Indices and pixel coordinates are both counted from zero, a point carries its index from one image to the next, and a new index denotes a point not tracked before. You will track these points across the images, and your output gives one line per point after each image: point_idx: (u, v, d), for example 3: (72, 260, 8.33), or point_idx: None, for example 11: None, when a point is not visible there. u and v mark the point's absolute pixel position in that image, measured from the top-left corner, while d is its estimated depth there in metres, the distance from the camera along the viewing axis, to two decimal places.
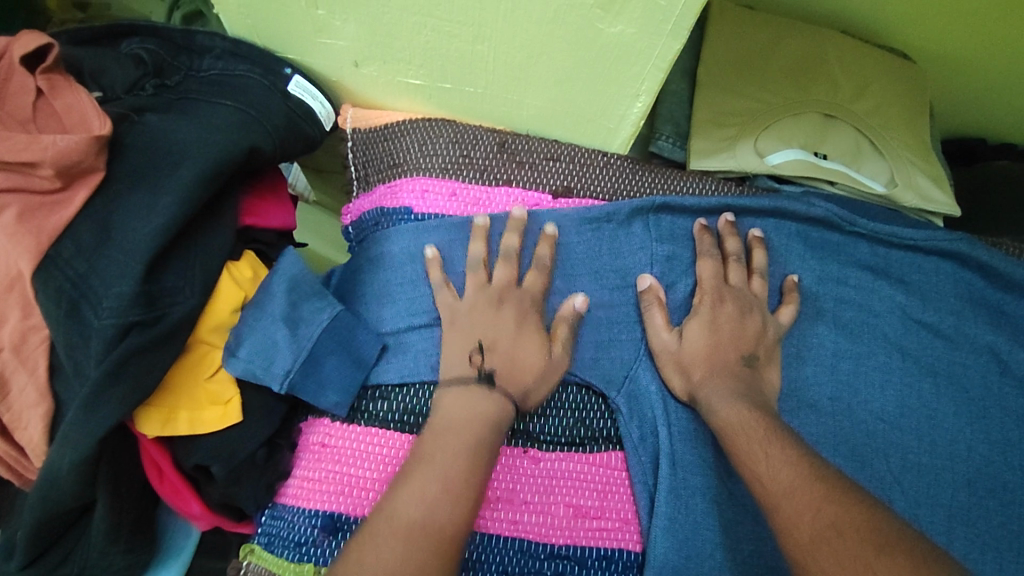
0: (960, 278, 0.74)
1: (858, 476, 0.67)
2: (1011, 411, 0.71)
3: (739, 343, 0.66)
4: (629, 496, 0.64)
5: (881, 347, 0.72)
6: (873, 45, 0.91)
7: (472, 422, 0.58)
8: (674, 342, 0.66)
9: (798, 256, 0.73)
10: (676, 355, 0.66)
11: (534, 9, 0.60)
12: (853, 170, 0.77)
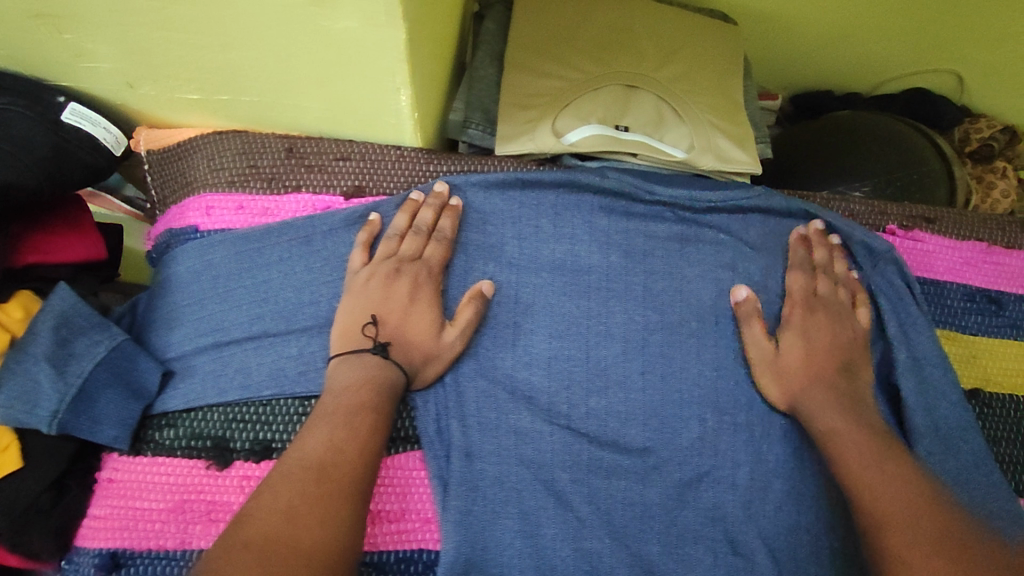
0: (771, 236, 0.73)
1: (669, 446, 0.65)
2: None
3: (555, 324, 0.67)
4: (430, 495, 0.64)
5: (691, 314, 0.70)
6: (691, 9, 0.90)
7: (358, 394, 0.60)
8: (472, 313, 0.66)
9: (602, 233, 0.72)
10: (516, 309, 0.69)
11: (248, 11, 0.55)
12: (655, 139, 0.76)
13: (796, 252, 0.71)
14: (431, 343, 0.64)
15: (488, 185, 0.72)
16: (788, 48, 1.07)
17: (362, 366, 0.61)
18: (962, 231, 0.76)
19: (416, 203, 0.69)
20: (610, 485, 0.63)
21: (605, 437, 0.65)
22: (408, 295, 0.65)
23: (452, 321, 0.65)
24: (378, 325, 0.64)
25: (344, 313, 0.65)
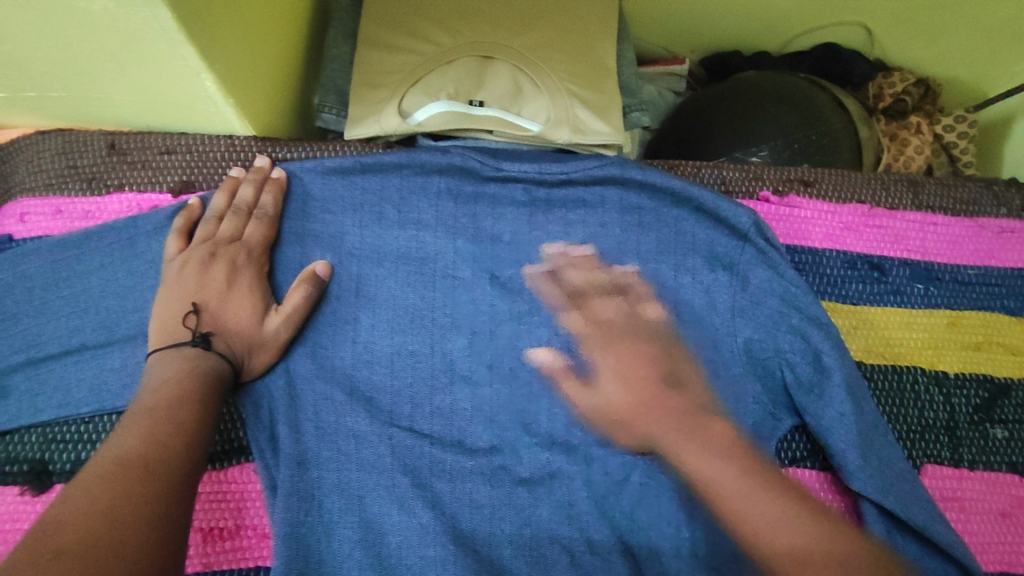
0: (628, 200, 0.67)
1: (521, 441, 0.62)
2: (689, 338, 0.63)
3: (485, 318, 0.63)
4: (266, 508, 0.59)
5: (545, 299, 0.66)
6: None
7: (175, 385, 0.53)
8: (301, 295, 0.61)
9: (450, 217, 0.67)
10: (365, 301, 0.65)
11: None
12: (511, 113, 0.70)
13: (649, 222, 0.67)
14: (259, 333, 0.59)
15: (324, 172, 0.67)
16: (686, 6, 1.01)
17: (181, 359, 0.55)
18: (840, 193, 0.71)
19: (236, 180, 0.65)
20: (454, 486, 0.60)
21: (447, 437, 0.61)
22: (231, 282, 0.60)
23: (278, 307, 0.60)
24: (200, 315, 0.58)
25: (160, 308, 0.59)
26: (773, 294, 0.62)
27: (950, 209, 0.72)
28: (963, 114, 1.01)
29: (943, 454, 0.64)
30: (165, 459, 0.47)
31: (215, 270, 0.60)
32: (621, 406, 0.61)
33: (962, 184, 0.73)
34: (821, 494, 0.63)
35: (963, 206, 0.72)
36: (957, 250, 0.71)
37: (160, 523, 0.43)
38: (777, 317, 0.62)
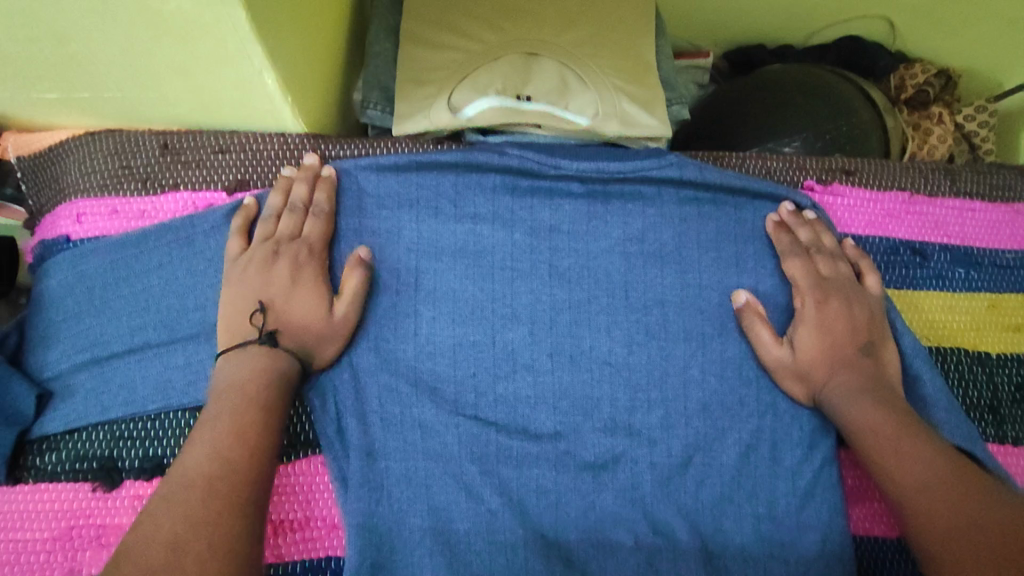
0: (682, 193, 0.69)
1: (583, 427, 0.63)
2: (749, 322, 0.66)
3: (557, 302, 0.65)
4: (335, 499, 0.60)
5: (601, 289, 0.67)
6: None
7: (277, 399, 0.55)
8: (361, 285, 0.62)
9: (506, 211, 0.68)
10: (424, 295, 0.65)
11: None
12: (559, 107, 0.71)
13: (699, 216, 0.69)
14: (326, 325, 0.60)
15: (381, 168, 0.68)
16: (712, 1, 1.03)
17: (246, 360, 0.57)
18: (882, 181, 0.73)
19: (288, 180, 0.66)
20: (521, 473, 0.61)
21: (513, 424, 0.62)
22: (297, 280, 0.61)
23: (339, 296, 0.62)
24: (267, 313, 0.59)
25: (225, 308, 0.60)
26: (831, 284, 0.66)
27: (986, 195, 0.74)
28: (983, 104, 1.03)
29: (990, 432, 0.66)
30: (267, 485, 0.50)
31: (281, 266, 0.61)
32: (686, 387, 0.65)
33: (995, 171, 0.75)
34: None
35: (998, 193, 0.74)
36: (995, 235, 0.73)
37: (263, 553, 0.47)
38: (834, 299, 0.65)
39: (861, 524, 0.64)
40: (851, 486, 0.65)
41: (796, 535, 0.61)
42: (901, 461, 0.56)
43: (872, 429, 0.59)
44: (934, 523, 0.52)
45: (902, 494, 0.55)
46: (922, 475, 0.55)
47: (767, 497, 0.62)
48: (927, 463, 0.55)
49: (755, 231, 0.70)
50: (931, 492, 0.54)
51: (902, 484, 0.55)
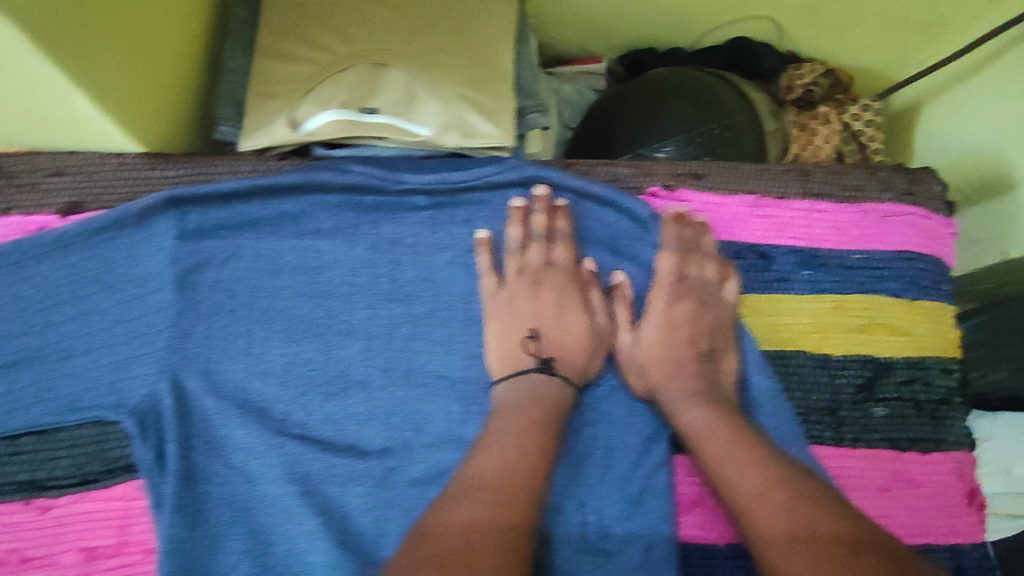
0: (534, 203, 0.68)
1: (414, 441, 0.63)
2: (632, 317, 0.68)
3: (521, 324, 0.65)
4: (148, 524, 0.60)
5: (441, 302, 0.67)
6: None
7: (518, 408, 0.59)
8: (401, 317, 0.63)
9: (349, 226, 0.67)
10: (257, 313, 0.65)
11: None
12: (403, 119, 0.71)
13: (557, 224, 0.67)
14: (582, 340, 0.66)
15: (220, 191, 0.65)
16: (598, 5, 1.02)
17: (531, 384, 0.63)
18: (732, 184, 0.73)
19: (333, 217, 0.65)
20: (345, 490, 0.61)
21: (340, 442, 0.63)
22: (498, 329, 0.65)
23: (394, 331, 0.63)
24: (538, 340, 0.65)
25: (495, 340, 0.65)
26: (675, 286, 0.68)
27: (838, 196, 0.74)
28: (868, 102, 1.04)
29: (826, 433, 0.68)
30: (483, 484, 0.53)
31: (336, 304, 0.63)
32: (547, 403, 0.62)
33: (849, 171, 0.76)
34: None
35: (850, 193, 0.75)
36: (843, 236, 0.73)
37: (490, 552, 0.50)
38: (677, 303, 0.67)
39: (688, 531, 0.65)
40: (682, 493, 0.66)
41: (621, 542, 0.63)
42: (746, 476, 0.55)
43: (700, 433, 0.60)
44: (779, 536, 0.50)
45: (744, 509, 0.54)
46: (760, 483, 0.54)
47: (595, 505, 0.64)
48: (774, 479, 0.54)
49: (603, 237, 0.71)
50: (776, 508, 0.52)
51: (747, 502, 0.54)
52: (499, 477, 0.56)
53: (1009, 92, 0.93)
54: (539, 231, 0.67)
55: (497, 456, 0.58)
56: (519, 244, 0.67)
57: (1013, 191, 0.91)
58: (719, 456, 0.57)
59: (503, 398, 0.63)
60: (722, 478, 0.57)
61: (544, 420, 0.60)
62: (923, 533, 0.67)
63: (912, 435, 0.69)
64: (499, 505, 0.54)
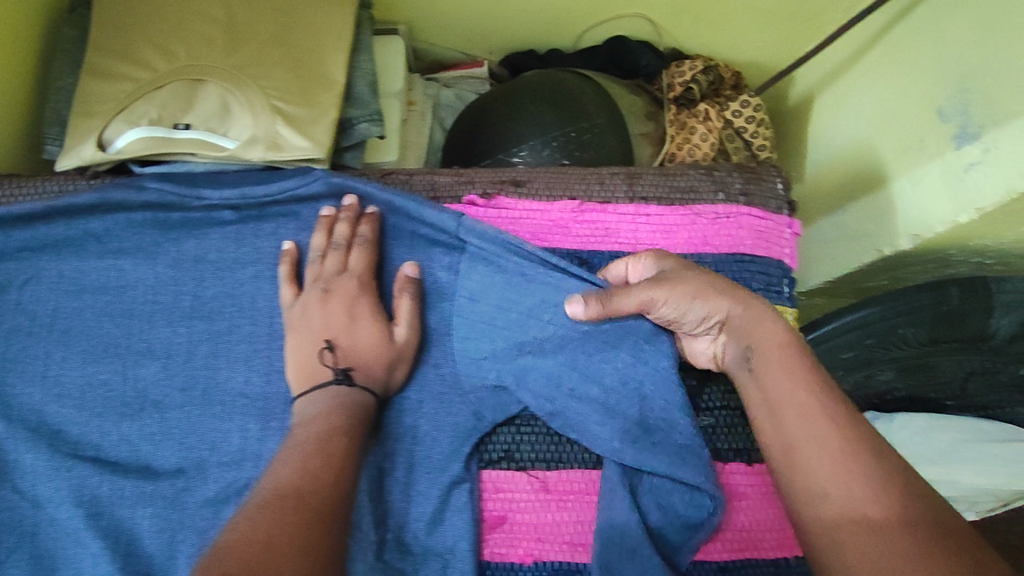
0: (340, 212, 0.66)
1: (208, 460, 0.63)
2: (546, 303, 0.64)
3: (327, 331, 0.62)
4: None
5: (244, 317, 0.67)
6: None
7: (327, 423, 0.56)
8: (327, 318, 0.62)
9: (151, 245, 0.67)
10: (58, 335, 0.65)
11: None
12: (214, 134, 0.71)
13: (366, 235, 0.65)
14: (383, 351, 0.62)
15: (16, 215, 0.64)
16: (468, 8, 1.01)
17: (328, 397, 0.59)
18: (553, 190, 0.71)
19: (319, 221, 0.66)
20: (134, 512, 0.61)
21: (134, 463, 0.62)
22: (297, 339, 0.63)
23: (394, 319, 0.64)
24: (334, 352, 0.61)
25: (294, 350, 0.63)
26: (488, 290, 0.65)
27: (667, 198, 0.71)
28: (750, 98, 0.99)
29: None
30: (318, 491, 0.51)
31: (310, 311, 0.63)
32: (344, 425, 0.57)
33: (683, 172, 0.72)
34: (514, 494, 0.64)
35: (681, 195, 0.71)
36: (670, 238, 0.71)
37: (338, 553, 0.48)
38: (490, 316, 0.65)
39: (494, 549, 0.63)
40: (489, 510, 0.64)
41: (420, 560, 0.62)
42: (834, 478, 0.50)
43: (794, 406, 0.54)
44: (872, 504, 0.48)
45: (815, 504, 0.51)
46: (840, 475, 0.50)
47: (396, 524, 0.63)
48: (857, 480, 0.49)
49: (414, 245, 0.67)
50: (853, 509, 0.49)
51: (829, 499, 0.50)
52: (303, 487, 0.51)
53: (879, 82, 0.89)
54: (338, 242, 0.64)
55: (302, 464, 0.53)
56: (320, 253, 0.65)
57: (886, 185, 0.86)
58: (790, 448, 0.53)
59: (301, 413, 0.60)
60: (802, 487, 0.52)
61: (345, 429, 0.57)
62: (746, 548, 0.65)
63: (740, 446, 0.66)
64: (298, 513, 0.49)
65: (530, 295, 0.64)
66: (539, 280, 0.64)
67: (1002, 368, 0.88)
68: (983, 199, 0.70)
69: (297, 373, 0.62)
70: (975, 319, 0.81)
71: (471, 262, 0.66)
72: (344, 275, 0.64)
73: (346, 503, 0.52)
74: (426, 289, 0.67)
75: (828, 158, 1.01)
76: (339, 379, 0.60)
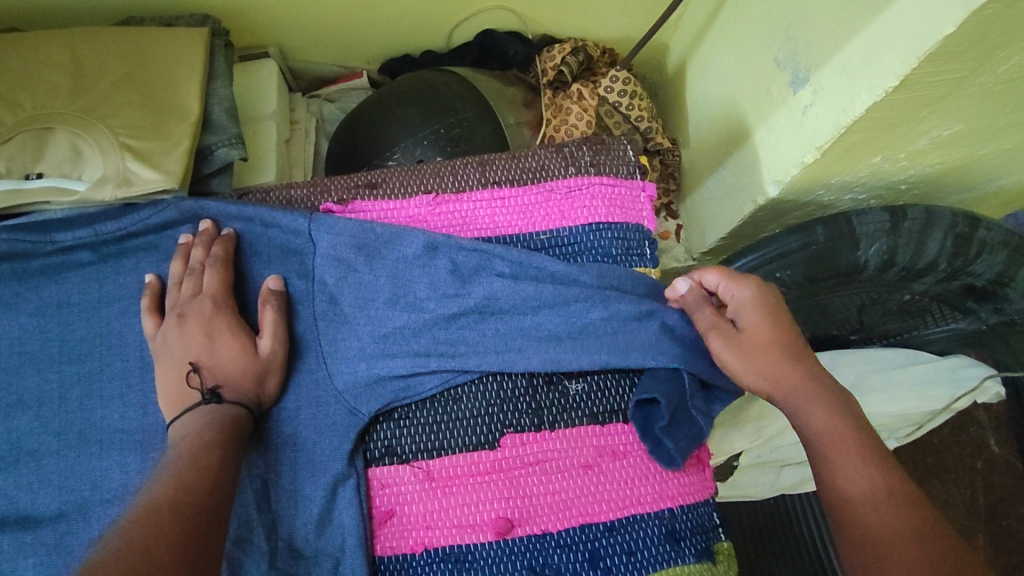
0: (197, 237, 0.68)
1: (88, 498, 0.64)
2: (415, 295, 0.67)
3: (189, 353, 0.62)
4: None
5: (115, 354, 0.68)
6: (152, 26, 0.83)
7: (200, 441, 0.56)
8: (190, 342, 0.62)
9: (13, 296, 0.70)
10: None
11: None
12: (68, 179, 0.70)
13: (223, 253, 0.67)
14: (249, 366, 0.63)
15: None
16: (335, 26, 1.03)
17: (196, 417, 0.59)
18: (407, 188, 0.72)
19: (187, 246, 0.68)
20: (16, 565, 0.63)
21: (15, 514, 0.65)
22: (163, 367, 0.63)
23: (260, 332, 0.65)
24: (200, 372, 0.61)
25: (161, 379, 0.63)
26: (349, 292, 0.67)
27: (519, 180, 0.73)
28: (618, 73, 1.02)
29: (523, 421, 0.66)
30: (187, 502, 0.51)
31: (173, 338, 0.63)
32: (216, 437, 0.57)
33: (532, 154, 0.75)
34: (400, 487, 0.64)
35: (532, 175, 0.74)
36: (528, 218, 0.72)
37: (188, 560, 0.47)
38: (356, 317, 0.67)
39: (386, 544, 0.64)
40: (378, 506, 0.64)
41: (313, 561, 0.63)
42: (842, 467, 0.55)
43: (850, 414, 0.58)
44: (875, 510, 0.52)
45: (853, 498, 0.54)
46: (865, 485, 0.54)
47: (286, 530, 0.63)
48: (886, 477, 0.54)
49: (275, 257, 0.69)
50: (883, 526, 0.51)
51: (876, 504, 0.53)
52: (179, 499, 0.51)
53: (729, 43, 0.92)
54: (194, 265, 0.66)
55: (174, 479, 0.53)
56: (178, 279, 0.67)
57: (749, 139, 0.88)
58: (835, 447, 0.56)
59: (172, 437, 0.59)
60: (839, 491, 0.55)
61: (214, 442, 0.57)
62: (633, 504, 0.64)
63: (614, 407, 0.67)
64: (171, 524, 0.49)
65: (381, 290, 0.67)
66: (387, 269, 0.67)
67: (888, 297, 0.92)
68: (819, 136, 0.72)
69: (168, 401, 0.62)
70: (845, 254, 0.82)
71: (326, 265, 0.67)
72: (200, 297, 0.65)
73: (222, 514, 0.53)
74: (291, 299, 0.68)
75: (702, 121, 1.03)
76: (208, 399, 0.60)
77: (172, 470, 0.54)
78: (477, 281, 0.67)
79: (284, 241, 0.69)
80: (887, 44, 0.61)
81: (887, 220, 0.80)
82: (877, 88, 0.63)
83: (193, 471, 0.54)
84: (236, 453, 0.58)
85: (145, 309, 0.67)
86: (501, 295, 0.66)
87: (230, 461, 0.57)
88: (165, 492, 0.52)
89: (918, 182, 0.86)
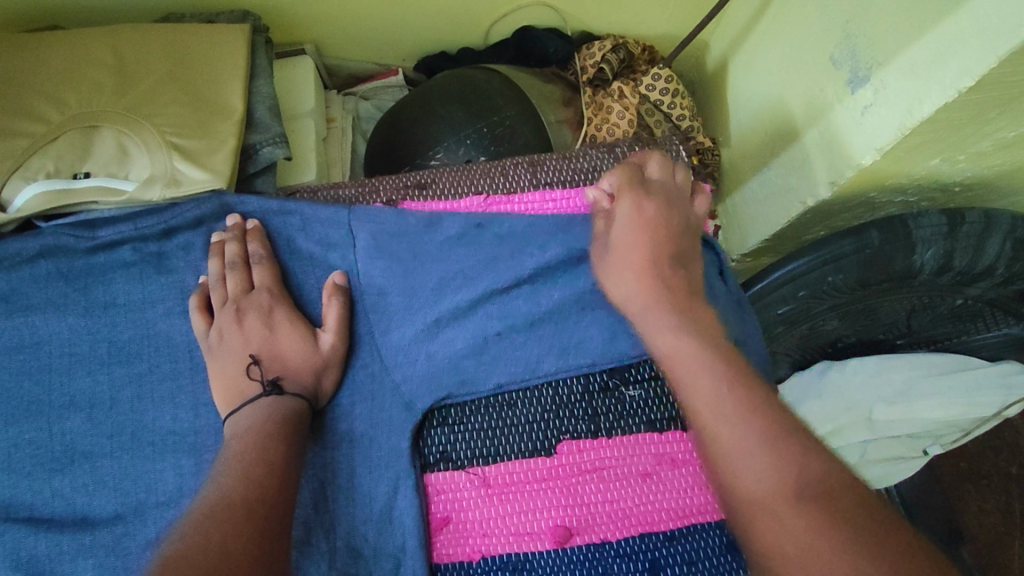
0: (227, 233, 0.67)
1: (142, 499, 0.64)
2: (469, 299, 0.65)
3: (248, 346, 0.62)
4: None
5: (166, 355, 0.67)
6: (192, 23, 0.82)
7: (263, 434, 0.56)
8: (254, 335, 0.62)
9: (60, 296, 0.69)
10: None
11: None
12: (115, 178, 0.69)
13: (264, 249, 0.66)
14: (309, 358, 0.62)
15: None
16: (372, 23, 1.02)
17: (258, 409, 0.59)
18: (458, 188, 0.71)
19: (219, 243, 0.67)
20: (76, 565, 0.63)
21: (68, 516, 0.65)
22: (220, 362, 0.63)
23: (323, 327, 0.64)
24: (261, 364, 0.62)
25: (218, 373, 0.62)
26: (399, 288, 0.66)
27: (571, 181, 0.72)
28: (659, 71, 1.00)
29: (579, 427, 0.64)
30: (256, 500, 0.50)
31: (231, 329, 0.63)
32: (281, 429, 0.57)
33: (583, 154, 0.73)
34: (456, 493, 0.63)
35: (585, 176, 0.72)
36: None
37: (260, 558, 0.47)
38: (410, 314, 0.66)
39: (443, 551, 0.63)
40: (434, 512, 0.63)
41: (372, 562, 0.62)
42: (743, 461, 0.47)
43: None
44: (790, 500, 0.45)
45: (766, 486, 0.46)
46: None
47: (344, 530, 0.62)
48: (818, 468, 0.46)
49: (325, 256, 0.68)
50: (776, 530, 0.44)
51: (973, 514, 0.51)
52: (246, 496, 0.50)
53: (779, 41, 0.90)
54: (232, 261, 0.65)
55: (242, 472, 0.52)
56: (219, 276, 0.66)
57: (799, 139, 0.86)
58: None
59: (233, 428, 0.58)
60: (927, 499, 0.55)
61: (277, 435, 0.56)
62: (693, 513, 0.63)
63: (673, 413, 0.65)
64: (243, 523, 0.48)
65: (428, 278, 0.66)
66: (432, 258, 0.66)
67: (939, 301, 0.90)
68: (880, 137, 0.70)
69: (227, 396, 0.62)
70: (900, 258, 0.80)
71: (370, 258, 0.67)
72: (250, 293, 0.64)
73: (288, 508, 0.53)
74: (353, 293, 0.67)
75: (747, 118, 1.00)
76: (269, 391, 0.60)
77: (239, 465, 0.53)
78: (536, 287, 0.66)
79: (323, 236, 0.68)
80: (961, 43, 0.59)
81: (944, 224, 0.77)
82: (950, 88, 0.60)
83: (260, 465, 0.53)
84: (299, 444, 0.57)
85: (193, 303, 0.66)
86: (558, 267, 0.66)
87: (293, 458, 0.56)
88: (233, 488, 0.51)
89: (974, 183, 0.83)
